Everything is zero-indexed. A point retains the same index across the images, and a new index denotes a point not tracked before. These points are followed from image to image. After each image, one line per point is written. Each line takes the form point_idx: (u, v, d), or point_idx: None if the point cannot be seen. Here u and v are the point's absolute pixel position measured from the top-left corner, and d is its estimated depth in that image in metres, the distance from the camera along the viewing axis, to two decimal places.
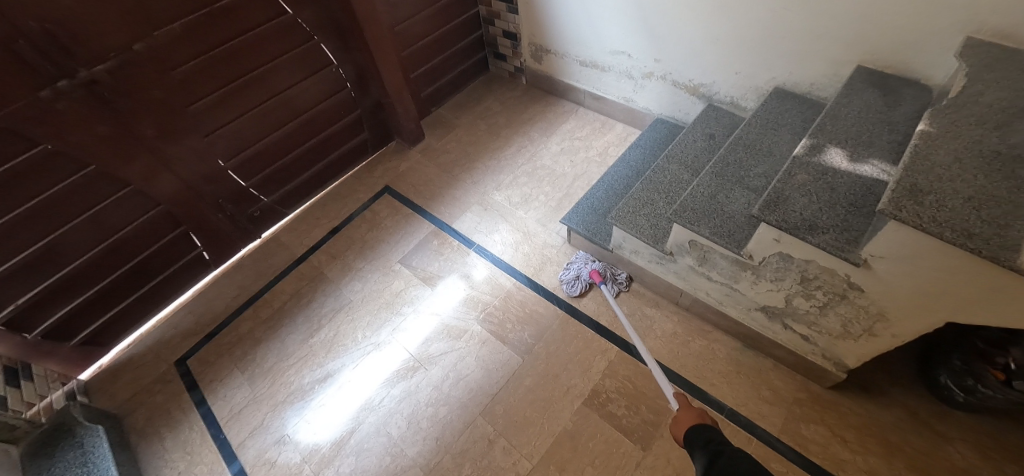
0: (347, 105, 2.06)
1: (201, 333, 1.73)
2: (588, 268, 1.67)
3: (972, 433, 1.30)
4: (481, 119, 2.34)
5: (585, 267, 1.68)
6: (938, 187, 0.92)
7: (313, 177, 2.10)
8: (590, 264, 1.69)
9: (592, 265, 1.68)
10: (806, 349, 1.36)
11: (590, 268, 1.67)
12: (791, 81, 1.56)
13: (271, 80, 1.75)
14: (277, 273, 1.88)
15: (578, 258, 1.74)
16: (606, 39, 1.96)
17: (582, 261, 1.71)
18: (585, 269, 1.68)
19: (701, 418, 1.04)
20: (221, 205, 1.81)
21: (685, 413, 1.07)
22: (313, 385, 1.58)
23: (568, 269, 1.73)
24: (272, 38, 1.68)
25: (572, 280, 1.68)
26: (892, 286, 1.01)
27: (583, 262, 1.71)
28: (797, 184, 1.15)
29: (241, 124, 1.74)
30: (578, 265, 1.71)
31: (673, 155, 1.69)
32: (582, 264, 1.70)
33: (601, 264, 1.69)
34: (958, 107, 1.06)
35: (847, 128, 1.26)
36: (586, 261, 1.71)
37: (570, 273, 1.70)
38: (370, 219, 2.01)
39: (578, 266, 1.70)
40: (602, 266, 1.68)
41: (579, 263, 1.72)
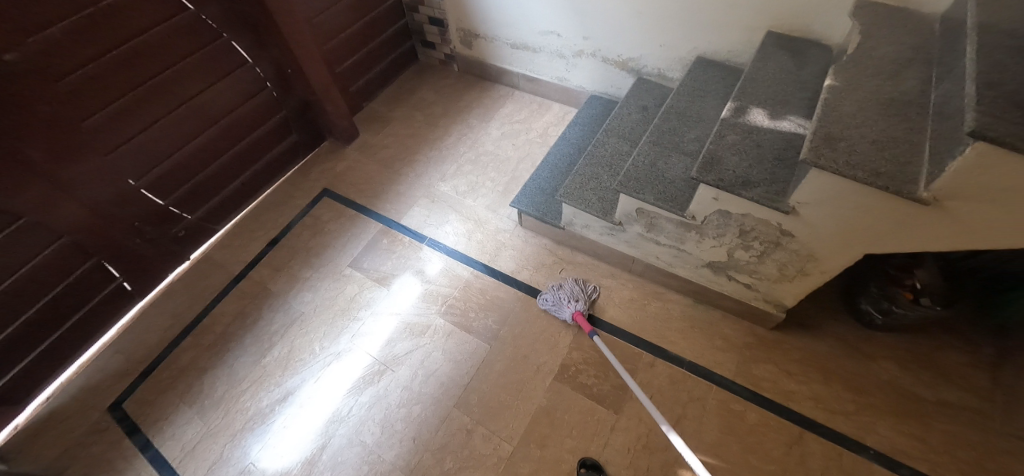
0: (270, 107, 1.92)
1: (135, 371, 1.57)
2: (573, 310, 1.54)
3: (891, 349, 1.48)
4: (416, 110, 2.28)
5: (568, 309, 1.55)
6: (848, 134, 1.01)
7: (241, 188, 1.95)
8: (575, 304, 1.55)
9: (575, 305, 1.55)
10: (750, 297, 1.47)
11: (575, 310, 1.54)
12: (711, 50, 1.65)
13: (178, 86, 1.59)
14: (215, 295, 1.74)
15: (560, 291, 1.60)
16: (534, 20, 1.96)
17: (566, 299, 1.58)
18: (569, 309, 1.55)
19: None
20: (138, 229, 1.64)
21: None
22: (273, 407, 1.49)
23: (549, 301, 1.59)
24: (173, 38, 1.53)
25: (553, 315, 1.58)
26: (818, 229, 1.12)
27: (566, 298, 1.58)
28: (728, 144, 1.23)
29: (150, 137, 1.57)
30: (560, 300, 1.58)
31: (611, 129, 1.74)
32: (566, 302, 1.57)
33: (585, 303, 1.57)
34: (857, 61, 1.17)
35: (765, 89, 1.36)
36: (568, 300, 1.57)
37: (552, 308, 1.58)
38: (312, 225, 1.91)
39: (561, 303, 1.57)
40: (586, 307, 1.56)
41: (562, 299, 1.58)
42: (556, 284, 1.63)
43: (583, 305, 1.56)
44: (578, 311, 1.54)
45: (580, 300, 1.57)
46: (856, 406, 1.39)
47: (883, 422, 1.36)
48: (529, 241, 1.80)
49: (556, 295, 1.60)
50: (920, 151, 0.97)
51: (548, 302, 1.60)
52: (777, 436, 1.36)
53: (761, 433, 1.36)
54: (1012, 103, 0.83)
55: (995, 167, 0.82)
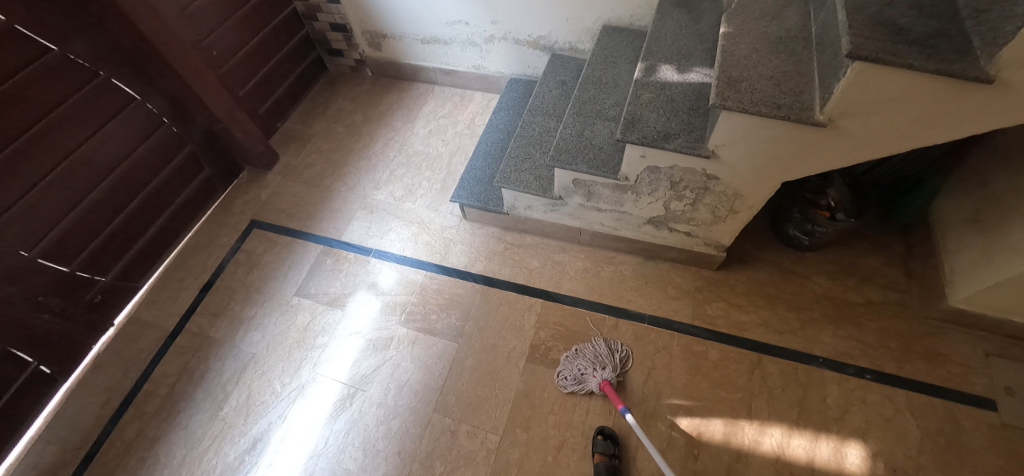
0: (171, 143, 1.78)
1: (74, 459, 1.41)
2: (600, 379, 1.39)
3: (820, 264, 1.63)
4: (335, 122, 2.19)
5: (595, 379, 1.40)
6: (747, 75, 1.09)
7: (157, 236, 1.80)
8: (601, 373, 1.41)
9: (602, 374, 1.40)
10: (692, 243, 1.55)
11: (601, 379, 1.39)
12: (614, 17, 1.70)
13: (57, 137, 1.43)
14: (152, 356, 1.59)
15: (580, 358, 1.45)
16: (438, 12, 1.93)
17: (589, 367, 1.43)
18: (595, 380, 1.40)
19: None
20: (44, 303, 1.47)
21: None
22: (242, 457, 1.40)
23: (571, 374, 1.44)
24: (39, 85, 1.37)
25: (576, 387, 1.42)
26: (737, 167, 1.20)
27: (590, 367, 1.43)
28: (645, 102, 1.28)
29: (34, 199, 1.41)
30: (582, 370, 1.43)
31: (535, 108, 1.76)
32: (590, 371, 1.42)
33: (612, 370, 1.42)
34: (745, 6, 1.25)
35: (669, 45, 1.42)
36: (593, 370, 1.42)
37: (573, 379, 1.42)
38: (246, 260, 1.79)
39: (584, 372, 1.42)
40: (614, 375, 1.41)
41: (584, 368, 1.43)
42: (574, 351, 1.48)
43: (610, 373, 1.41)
44: (605, 380, 1.39)
45: (606, 367, 1.43)
46: (801, 323, 1.52)
47: (825, 331, 1.50)
48: (476, 233, 1.79)
49: (577, 365, 1.45)
50: (811, 80, 1.07)
51: (569, 374, 1.44)
52: (738, 366, 1.46)
53: (725, 366, 1.46)
54: (876, 23, 0.92)
55: (874, 81, 0.91)
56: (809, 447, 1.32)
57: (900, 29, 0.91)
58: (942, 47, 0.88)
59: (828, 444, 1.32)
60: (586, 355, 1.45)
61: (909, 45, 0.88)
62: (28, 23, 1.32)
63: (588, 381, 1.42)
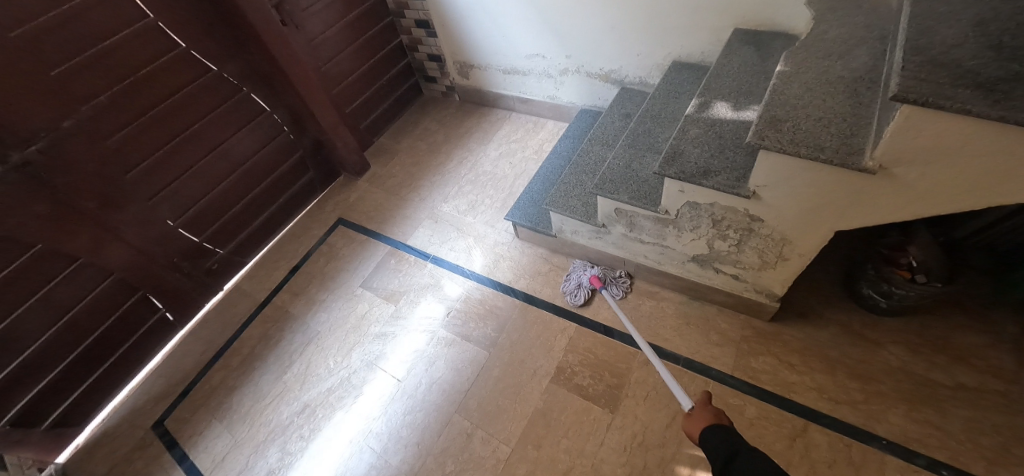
0: (287, 148, 2.14)
1: (174, 393, 1.74)
2: (588, 273, 1.67)
3: (900, 334, 1.43)
4: (420, 140, 2.46)
5: (585, 274, 1.68)
6: (793, 114, 1.04)
7: (266, 223, 2.16)
8: (588, 270, 1.69)
9: (590, 271, 1.68)
10: (741, 288, 1.46)
11: (589, 272, 1.67)
12: (684, 53, 1.71)
13: (206, 136, 1.83)
14: (243, 320, 1.91)
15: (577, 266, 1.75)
16: (519, 46, 2.10)
17: (582, 270, 1.71)
18: (585, 274, 1.68)
19: (716, 419, 0.99)
20: (177, 264, 1.86)
21: (698, 413, 1.02)
22: (291, 418, 1.61)
23: (568, 277, 1.72)
24: (200, 96, 1.78)
25: (575, 288, 1.67)
26: (783, 210, 1.13)
27: (584, 268, 1.72)
28: (691, 137, 1.27)
29: (184, 182, 1.81)
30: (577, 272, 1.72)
31: (595, 137, 1.81)
32: (582, 272, 1.71)
33: (600, 268, 1.69)
34: (809, 45, 1.20)
35: (729, 83, 1.40)
36: (585, 268, 1.71)
37: (571, 282, 1.69)
38: (328, 251, 2.07)
39: (577, 275, 1.70)
40: (601, 270, 1.68)
41: (578, 272, 1.72)
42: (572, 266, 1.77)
43: (599, 270, 1.68)
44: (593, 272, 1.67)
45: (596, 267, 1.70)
46: (865, 395, 1.34)
47: (895, 410, 1.31)
48: (525, 252, 1.87)
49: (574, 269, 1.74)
50: (868, 123, 0.99)
51: (568, 282, 1.71)
52: (778, 429, 1.33)
53: (761, 427, 1.34)
54: (935, 64, 0.85)
55: (928, 127, 0.83)
56: None
57: (965, 73, 0.82)
58: (1015, 92, 0.78)
59: None
60: (577, 263, 1.74)
61: (973, 90, 0.80)
62: (199, 49, 1.73)
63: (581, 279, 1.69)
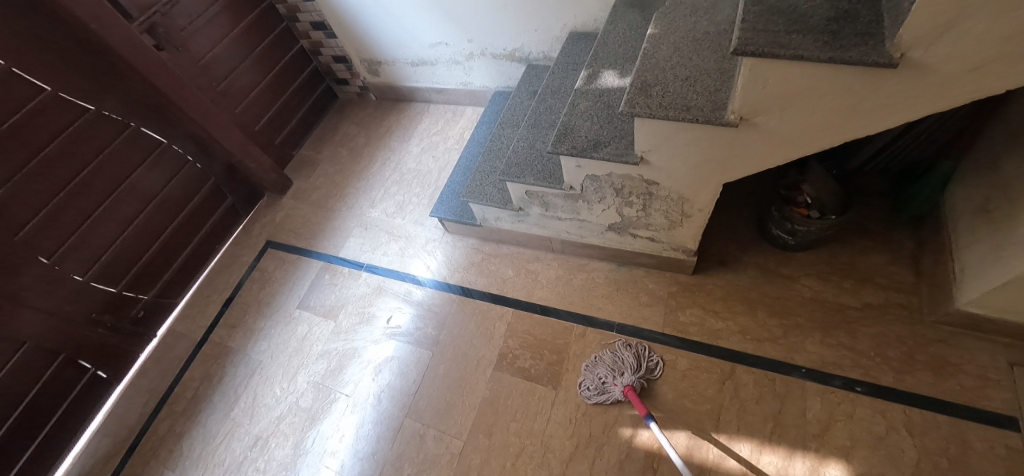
0: (197, 178, 2.05)
1: (121, 450, 1.69)
2: (622, 387, 1.36)
3: (811, 266, 1.50)
4: (341, 146, 2.40)
5: (616, 387, 1.38)
6: (662, 77, 1.05)
7: (189, 259, 2.08)
8: (621, 379, 1.38)
9: (622, 382, 1.37)
10: (660, 248, 1.50)
11: (624, 386, 1.36)
12: (579, 23, 1.69)
13: (101, 181, 1.73)
14: (182, 363, 1.85)
15: (600, 366, 1.43)
16: (420, 36, 2.05)
17: (611, 375, 1.40)
18: (617, 388, 1.37)
19: None
20: (97, 320, 1.78)
21: None
22: (244, 453, 1.58)
23: (592, 385, 1.42)
24: (82, 140, 1.67)
25: (600, 395, 1.40)
26: (672, 171, 1.15)
27: (610, 375, 1.41)
28: (581, 112, 1.28)
29: (86, 234, 1.71)
30: (604, 378, 1.41)
31: (505, 120, 1.81)
32: (611, 379, 1.40)
33: (631, 373, 1.38)
34: (678, 3, 1.20)
35: (616, 49, 1.40)
36: (614, 376, 1.40)
37: (596, 389, 1.41)
38: (260, 277, 2.02)
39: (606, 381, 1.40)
40: (638, 380, 1.37)
41: (605, 377, 1.41)
42: (593, 359, 1.46)
43: (631, 377, 1.37)
44: (627, 386, 1.36)
45: (626, 371, 1.39)
46: (784, 330, 1.41)
47: (811, 339, 1.38)
48: (457, 245, 1.87)
49: (597, 374, 1.42)
50: (730, 75, 1.01)
51: (592, 389, 1.41)
52: (708, 376, 1.39)
53: (693, 377, 1.40)
54: (773, 12, 0.86)
55: (772, 75, 0.85)
56: (780, 465, 1.22)
57: (799, 17, 0.84)
58: (843, 31, 0.80)
59: (803, 463, 1.21)
60: (599, 365, 1.43)
61: (807, 34, 0.82)
62: (68, 91, 1.62)
63: (612, 390, 1.39)
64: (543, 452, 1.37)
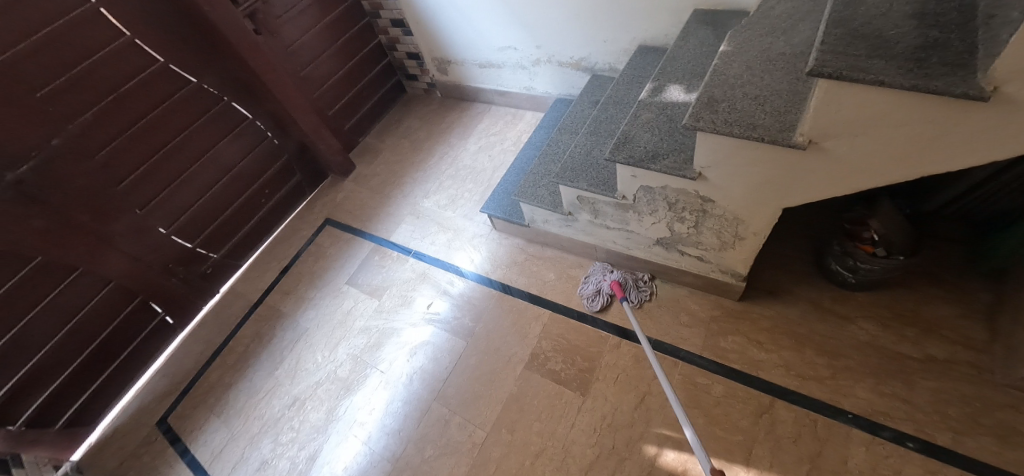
0: (273, 153, 2.22)
1: (176, 391, 1.84)
2: (609, 278, 1.62)
3: (870, 308, 1.42)
4: (403, 138, 2.51)
5: (604, 280, 1.63)
6: (730, 94, 1.05)
7: (257, 226, 2.24)
8: (609, 275, 1.64)
9: (610, 276, 1.63)
10: (707, 269, 1.47)
11: (611, 278, 1.62)
12: (649, 37, 1.70)
13: (192, 146, 1.92)
14: (238, 320, 2.00)
15: (592, 275, 1.68)
16: (491, 39, 2.12)
17: (601, 274, 1.66)
18: (606, 281, 1.63)
19: None
20: (172, 270, 1.96)
21: None
22: (282, 411, 1.69)
23: (587, 291, 1.65)
24: (183, 107, 1.85)
25: (595, 294, 1.63)
26: (730, 189, 1.14)
27: (601, 275, 1.66)
28: (642, 123, 1.29)
29: (173, 191, 1.89)
30: (596, 280, 1.66)
31: (565, 126, 1.84)
32: (601, 278, 1.65)
33: (620, 273, 1.64)
34: (754, 22, 1.19)
35: (684, 65, 1.40)
36: (603, 274, 1.66)
37: (590, 290, 1.64)
38: (316, 251, 2.15)
39: (596, 281, 1.65)
40: (622, 274, 1.63)
41: (597, 278, 1.66)
42: (584, 277, 1.71)
43: (619, 274, 1.64)
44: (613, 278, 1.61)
45: (615, 271, 1.65)
46: (832, 371, 1.34)
47: (862, 384, 1.31)
48: (502, 243, 1.91)
49: (590, 282, 1.67)
50: (803, 97, 0.99)
51: (588, 293, 1.64)
52: (744, 406, 1.35)
53: (728, 405, 1.36)
54: (855, 36, 0.84)
55: (847, 99, 0.83)
56: None
57: (884, 43, 0.82)
58: (930, 60, 0.77)
59: None
60: (593, 270, 1.69)
61: (890, 60, 0.79)
62: (177, 64, 1.80)
63: (602, 287, 1.63)
64: (563, 456, 1.37)
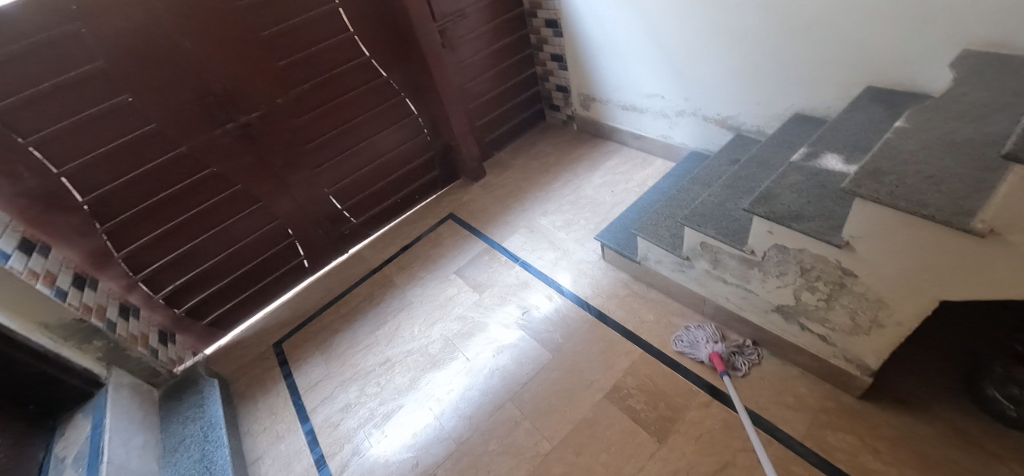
0: (423, 147, 2.52)
1: (294, 324, 2.15)
2: (711, 349, 1.54)
3: None
4: (534, 159, 2.70)
5: (705, 347, 1.56)
6: (901, 169, 1.00)
7: (393, 206, 2.54)
8: (713, 345, 1.55)
9: (713, 346, 1.54)
10: (828, 353, 1.37)
11: (713, 350, 1.54)
12: (809, 107, 1.67)
13: (366, 126, 2.27)
14: (356, 279, 2.27)
15: (697, 332, 1.61)
16: (641, 85, 2.24)
17: (704, 339, 1.58)
18: (707, 350, 1.55)
19: None
20: (321, 224, 2.29)
21: None
22: (374, 366, 1.87)
23: (686, 340, 1.61)
24: (370, 94, 2.21)
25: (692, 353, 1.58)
26: (879, 267, 1.07)
27: (704, 339, 1.58)
28: (789, 183, 1.28)
29: (342, 160, 2.24)
30: (698, 341, 1.59)
31: (698, 177, 1.86)
32: (703, 342, 1.57)
33: (725, 346, 1.55)
34: (940, 105, 1.13)
35: (846, 137, 1.36)
36: (707, 340, 1.58)
37: (688, 347, 1.59)
38: (435, 239, 2.37)
39: (698, 344, 1.58)
40: (727, 349, 1.54)
41: (699, 340, 1.59)
42: (691, 326, 1.65)
43: (723, 347, 1.54)
44: (716, 351, 1.53)
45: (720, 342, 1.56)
46: None
47: None
48: (608, 274, 1.95)
49: (692, 336, 1.61)
50: (991, 186, 0.91)
51: (684, 342, 1.61)
52: None
53: None
54: None
55: None
56: None
57: None
58: None
59: None
60: (698, 330, 1.61)
61: None
62: (377, 59, 2.17)
63: (701, 350, 1.57)
64: None
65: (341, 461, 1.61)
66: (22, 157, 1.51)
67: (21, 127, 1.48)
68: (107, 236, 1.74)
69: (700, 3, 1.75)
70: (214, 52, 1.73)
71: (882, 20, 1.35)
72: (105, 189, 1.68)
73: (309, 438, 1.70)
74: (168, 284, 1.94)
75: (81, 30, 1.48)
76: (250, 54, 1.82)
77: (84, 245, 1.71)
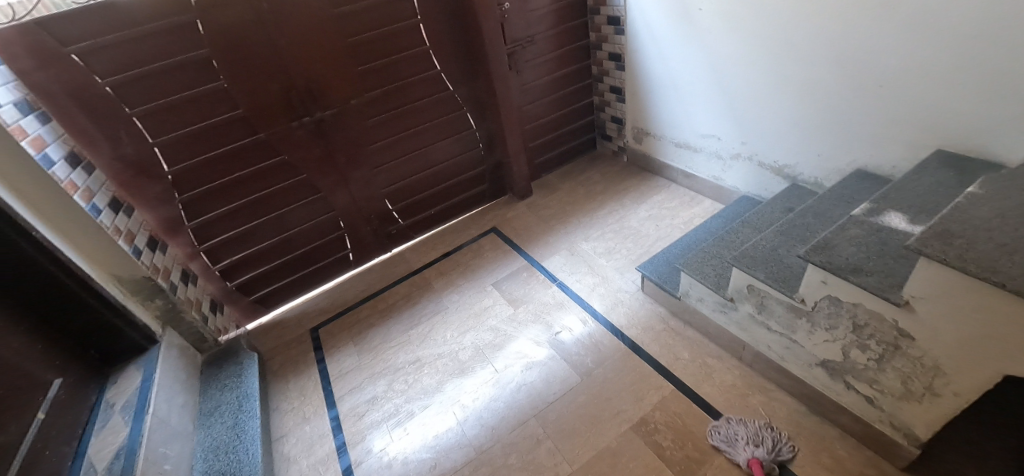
0: (476, 160, 2.61)
1: (332, 312, 2.23)
2: (751, 454, 1.36)
3: None
4: (581, 185, 2.74)
5: (744, 449, 1.38)
6: (971, 233, 0.99)
7: (440, 213, 2.63)
8: (754, 449, 1.37)
9: (753, 450, 1.36)
10: (873, 417, 1.31)
11: (753, 455, 1.35)
12: (872, 164, 1.65)
13: (426, 134, 2.38)
14: (396, 278, 2.34)
15: (737, 427, 1.43)
16: (698, 125, 2.26)
17: (743, 439, 1.40)
18: (745, 452, 1.37)
19: None
20: (371, 221, 2.39)
21: None
22: (404, 364, 1.91)
23: (723, 434, 1.43)
24: (435, 105, 2.33)
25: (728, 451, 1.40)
26: (939, 331, 1.04)
27: (744, 438, 1.40)
28: (848, 236, 1.26)
29: (401, 163, 2.35)
30: (736, 437, 1.41)
31: (749, 221, 1.85)
32: (742, 443, 1.40)
33: (767, 450, 1.36)
34: (1018, 175, 1.10)
35: (912, 197, 1.33)
36: (747, 441, 1.39)
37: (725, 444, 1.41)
38: (476, 249, 2.43)
39: (736, 443, 1.40)
40: (769, 455, 1.35)
41: (738, 437, 1.41)
42: (731, 418, 1.47)
43: (765, 453, 1.35)
44: (756, 458, 1.35)
45: (762, 446, 1.37)
46: None
47: None
48: (645, 306, 1.94)
49: (731, 431, 1.43)
50: None
51: (721, 436, 1.43)
52: None
53: None
54: None
55: None
56: None
57: None
58: None
59: None
60: (738, 425, 1.43)
61: None
62: (446, 73, 2.29)
63: (738, 451, 1.39)
64: None
65: (361, 452, 1.64)
66: (126, 124, 1.67)
67: (130, 99, 1.65)
68: (183, 206, 1.88)
69: (770, 51, 1.79)
70: (303, 50, 1.88)
71: (960, 86, 1.34)
72: (189, 162, 1.83)
73: (333, 424, 1.75)
74: (226, 258, 2.06)
75: (196, 20, 1.65)
76: (335, 56, 1.96)
77: (162, 211, 1.85)
